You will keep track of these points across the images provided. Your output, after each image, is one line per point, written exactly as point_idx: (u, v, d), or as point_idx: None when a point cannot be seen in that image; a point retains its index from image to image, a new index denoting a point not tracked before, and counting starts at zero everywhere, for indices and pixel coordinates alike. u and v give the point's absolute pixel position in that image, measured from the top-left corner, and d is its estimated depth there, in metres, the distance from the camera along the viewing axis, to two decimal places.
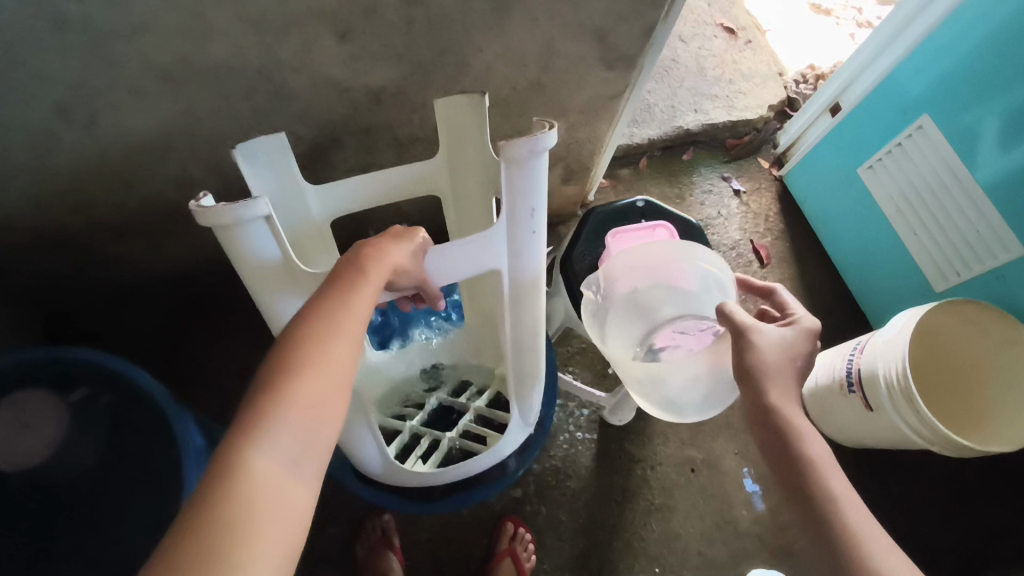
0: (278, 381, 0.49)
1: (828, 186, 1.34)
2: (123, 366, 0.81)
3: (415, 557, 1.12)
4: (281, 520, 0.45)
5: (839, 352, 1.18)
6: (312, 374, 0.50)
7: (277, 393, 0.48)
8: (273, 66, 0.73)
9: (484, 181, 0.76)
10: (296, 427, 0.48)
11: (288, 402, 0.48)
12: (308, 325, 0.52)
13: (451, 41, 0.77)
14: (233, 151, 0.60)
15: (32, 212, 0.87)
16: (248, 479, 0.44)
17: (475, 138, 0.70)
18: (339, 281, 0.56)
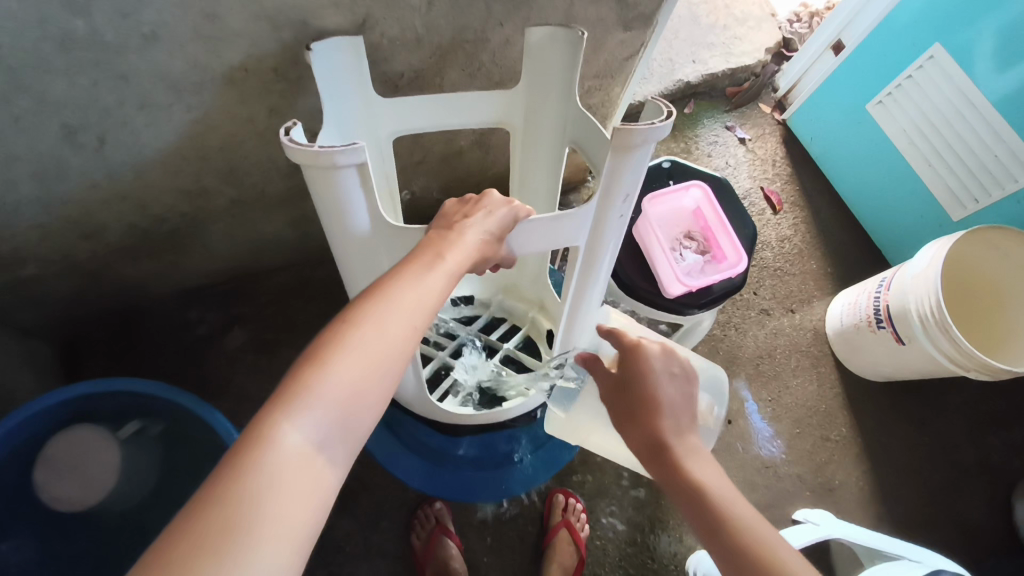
0: (327, 345, 0.48)
1: (833, 127, 1.33)
2: (167, 394, 0.80)
3: (469, 539, 1.11)
4: (304, 496, 0.42)
5: (863, 288, 1.19)
6: (361, 343, 0.48)
7: (321, 358, 0.46)
8: (290, 63, 0.69)
9: (562, 113, 0.78)
10: (335, 393, 0.45)
11: (331, 374, 0.46)
12: (374, 297, 0.52)
13: (472, 17, 0.73)
14: (313, 49, 0.62)
15: (38, 242, 0.82)
16: (278, 442, 0.42)
17: (558, 69, 0.74)
18: (413, 259, 0.56)
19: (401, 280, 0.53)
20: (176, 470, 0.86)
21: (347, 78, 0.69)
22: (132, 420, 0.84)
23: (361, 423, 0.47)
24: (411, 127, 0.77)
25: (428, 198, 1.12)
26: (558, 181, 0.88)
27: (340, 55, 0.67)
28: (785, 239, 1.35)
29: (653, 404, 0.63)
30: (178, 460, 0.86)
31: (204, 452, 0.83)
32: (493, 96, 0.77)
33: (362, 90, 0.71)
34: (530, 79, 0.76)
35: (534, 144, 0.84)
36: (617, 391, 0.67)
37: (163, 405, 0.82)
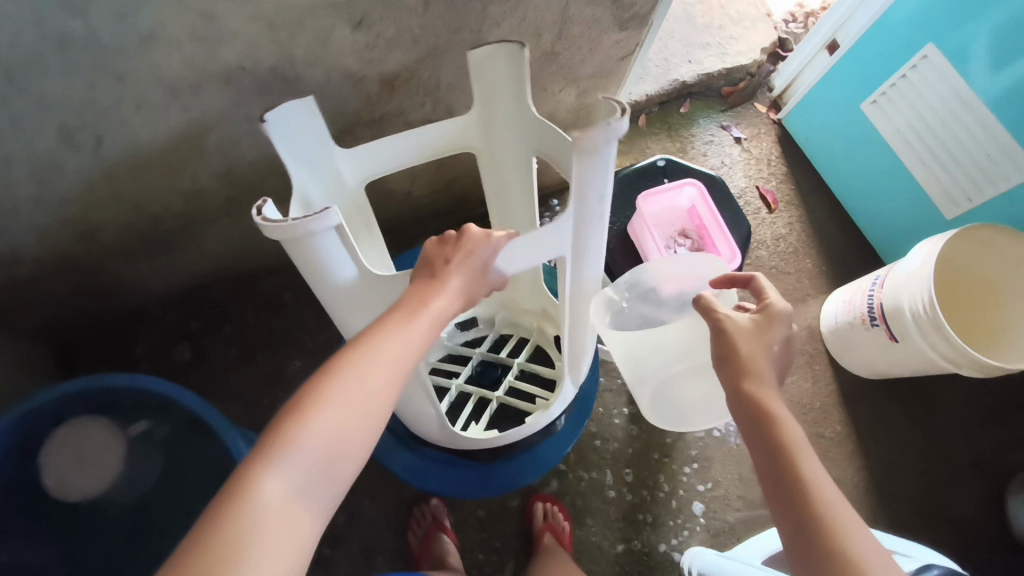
0: (307, 399, 0.48)
1: (827, 127, 1.34)
2: (168, 390, 0.80)
3: (465, 535, 1.12)
4: (283, 548, 0.42)
5: (857, 286, 1.20)
6: (342, 397, 0.49)
7: (302, 409, 0.48)
8: (286, 63, 0.70)
9: (517, 129, 0.77)
10: (316, 445, 0.47)
11: (312, 425, 0.47)
12: (354, 350, 0.53)
13: (467, 17, 0.74)
14: (265, 120, 0.59)
15: (37, 241, 0.83)
16: (262, 495, 0.43)
17: (511, 89, 0.73)
18: (397, 307, 0.57)
19: (384, 329, 0.55)
20: (182, 466, 0.86)
21: (308, 134, 0.67)
22: (140, 418, 0.84)
23: (339, 477, 0.48)
24: (383, 169, 0.76)
25: (424, 198, 1.13)
26: (534, 197, 0.85)
27: (292, 114, 0.64)
28: (780, 238, 1.36)
29: (762, 330, 0.65)
30: (180, 460, 0.86)
31: (202, 449, 0.84)
32: (448, 124, 0.76)
33: (320, 142, 0.69)
34: (481, 105, 0.75)
35: (499, 166, 0.84)
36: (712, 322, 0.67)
37: (167, 403, 0.82)
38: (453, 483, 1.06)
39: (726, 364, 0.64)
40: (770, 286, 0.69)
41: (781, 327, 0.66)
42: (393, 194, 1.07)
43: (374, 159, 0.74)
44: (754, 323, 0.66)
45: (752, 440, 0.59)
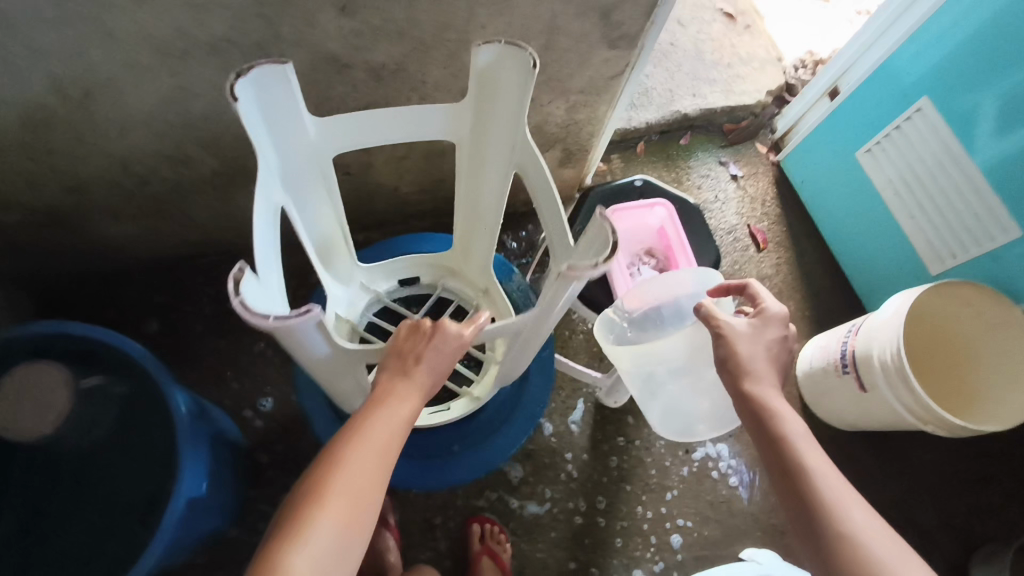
0: (307, 507, 0.55)
1: (823, 170, 1.34)
2: (121, 343, 0.80)
3: (410, 535, 1.11)
4: None
5: (834, 334, 1.18)
6: (337, 499, 0.56)
7: (304, 516, 0.55)
8: (271, 40, 0.72)
9: (506, 137, 0.75)
10: (319, 547, 0.54)
11: (312, 530, 0.54)
12: (342, 452, 0.59)
13: (453, 16, 0.76)
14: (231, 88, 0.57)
15: (24, 187, 0.86)
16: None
17: (509, 94, 0.70)
18: (375, 405, 0.62)
19: (367, 424, 0.61)
20: (130, 422, 0.87)
21: (282, 101, 0.65)
22: (91, 371, 0.85)
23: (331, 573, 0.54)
24: (354, 143, 0.75)
25: (411, 195, 1.15)
26: (501, 209, 0.83)
27: (270, 82, 0.63)
28: (766, 278, 1.35)
29: (762, 331, 0.74)
30: (128, 419, 0.87)
31: (153, 405, 0.85)
32: (434, 114, 0.73)
33: (294, 112, 0.67)
34: (474, 103, 0.73)
35: (478, 167, 0.81)
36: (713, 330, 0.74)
37: (120, 357, 0.83)
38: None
39: (728, 370, 0.72)
40: (765, 292, 0.77)
41: (777, 326, 0.74)
42: (378, 186, 1.09)
43: (343, 136, 0.73)
44: (754, 326, 0.74)
45: (758, 433, 0.70)
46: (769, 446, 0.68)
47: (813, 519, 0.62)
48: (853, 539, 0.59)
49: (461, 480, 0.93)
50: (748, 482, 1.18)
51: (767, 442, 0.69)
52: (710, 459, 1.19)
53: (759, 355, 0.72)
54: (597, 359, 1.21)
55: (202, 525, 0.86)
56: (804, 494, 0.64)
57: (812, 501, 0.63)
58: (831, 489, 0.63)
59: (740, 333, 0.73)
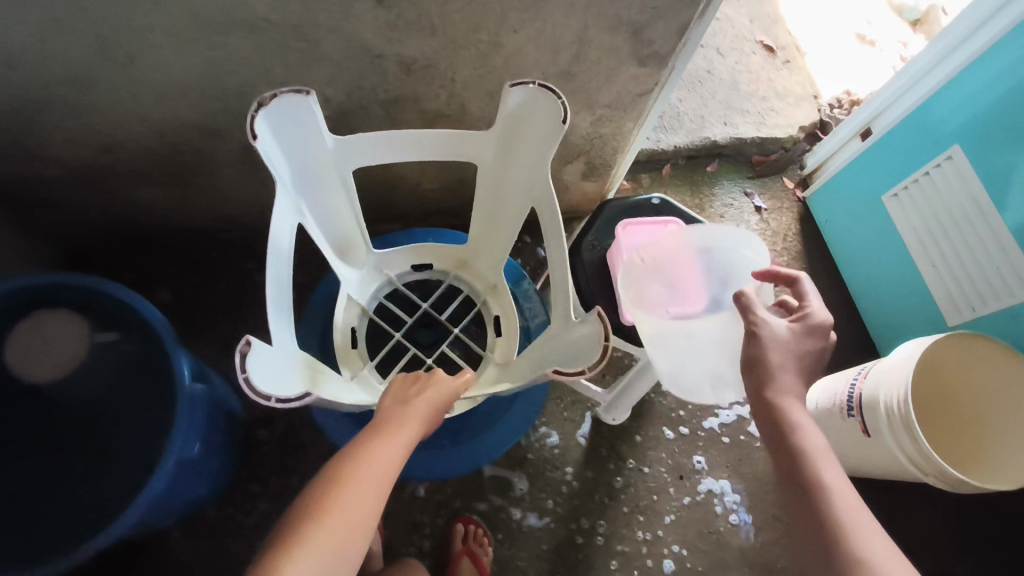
0: (305, 520, 0.55)
1: (848, 211, 1.32)
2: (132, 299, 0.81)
3: (393, 527, 1.11)
4: None
5: (842, 376, 1.16)
6: (334, 513, 0.56)
7: (302, 528, 0.55)
8: (308, 24, 0.75)
9: (529, 167, 0.76)
10: (314, 554, 0.53)
11: (308, 540, 0.54)
12: (342, 471, 0.60)
13: (486, 18, 0.78)
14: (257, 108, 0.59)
15: (63, 144, 0.90)
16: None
17: (538, 135, 0.72)
18: (376, 432, 0.65)
19: (369, 446, 0.62)
20: (135, 380, 0.89)
21: (310, 118, 0.67)
22: (103, 328, 0.86)
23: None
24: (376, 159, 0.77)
25: (432, 192, 1.17)
26: (516, 230, 0.85)
27: (289, 107, 0.65)
28: None
29: (802, 335, 0.73)
30: (136, 377, 0.89)
31: (156, 365, 0.87)
32: (461, 136, 0.75)
33: (314, 131, 0.69)
34: (501, 132, 0.74)
35: (500, 191, 0.82)
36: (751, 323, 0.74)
37: (130, 314, 0.84)
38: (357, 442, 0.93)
39: (756, 374, 0.72)
40: (813, 292, 0.77)
41: (817, 335, 0.74)
42: (401, 179, 1.11)
43: (363, 150, 0.74)
44: (796, 329, 0.74)
45: (777, 440, 0.70)
46: (788, 453, 0.68)
47: (824, 531, 0.62)
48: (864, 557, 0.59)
49: (447, 475, 0.93)
50: (743, 519, 1.15)
51: (787, 448, 0.68)
52: (713, 494, 1.17)
53: (790, 365, 0.72)
54: (599, 374, 1.21)
55: (187, 489, 0.86)
56: (818, 506, 0.63)
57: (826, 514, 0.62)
58: (846, 506, 0.63)
59: (778, 333, 0.73)
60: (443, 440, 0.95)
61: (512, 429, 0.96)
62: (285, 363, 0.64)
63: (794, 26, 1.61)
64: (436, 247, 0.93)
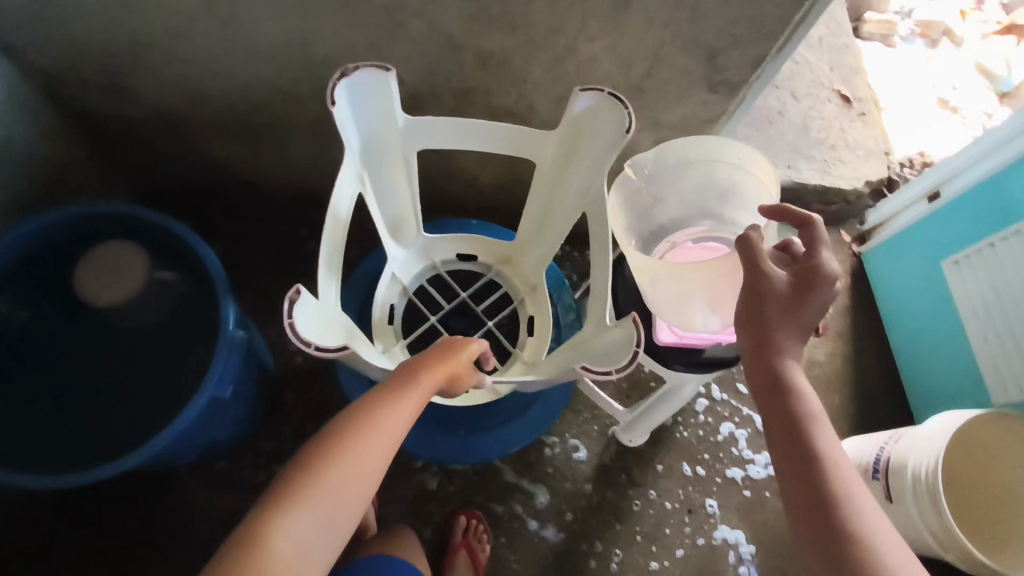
0: (294, 489, 0.52)
1: (904, 272, 1.29)
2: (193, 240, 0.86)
3: (395, 506, 1.12)
4: None
5: (872, 437, 1.12)
6: (327, 486, 0.52)
7: (289, 500, 0.51)
8: (397, 6, 0.79)
9: (585, 174, 0.78)
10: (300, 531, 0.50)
11: (295, 514, 0.50)
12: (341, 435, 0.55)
13: (566, 22, 0.80)
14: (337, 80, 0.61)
15: (155, 88, 0.96)
16: (268, 563, 0.48)
17: (599, 142, 0.74)
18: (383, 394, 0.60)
19: (374, 411, 0.58)
20: (183, 319, 0.94)
21: (384, 97, 0.70)
22: (163, 260, 0.91)
23: (341, 539, 0.53)
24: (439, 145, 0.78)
25: (487, 188, 1.19)
26: (563, 237, 0.86)
27: (369, 81, 0.68)
28: (816, 364, 1.31)
29: (808, 289, 0.65)
30: (184, 315, 0.94)
31: (207, 306, 0.94)
32: (524, 133, 0.77)
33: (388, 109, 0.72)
34: (565, 136, 0.76)
35: (551, 196, 0.84)
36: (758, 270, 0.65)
37: (193, 256, 0.90)
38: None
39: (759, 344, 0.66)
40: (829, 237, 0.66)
41: (825, 287, 0.65)
42: (459, 171, 1.14)
43: (430, 134, 0.76)
44: (803, 286, 0.65)
45: (772, 397, 0.66)
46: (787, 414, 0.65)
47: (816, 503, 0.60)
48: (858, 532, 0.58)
49: (457, 461, 0.94)
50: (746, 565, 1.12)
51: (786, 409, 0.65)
52: (728, 545, 1.14)
53: (790, 326, 0.65)
54: (622, 393, 1.20)
55: (213, 430, 0.90)
56: (814, 475, 0.61)
57: (821, 485, 0.60)
58: (843, 474, 0.61)
59: (781, 296, 0.64)
60: (459, 428, 0.95)
61: (528, 430, 0.96)
62: (325, 317, 0.67)
63: (874, 82, 1.59)
64: (483, 241, 0.92)
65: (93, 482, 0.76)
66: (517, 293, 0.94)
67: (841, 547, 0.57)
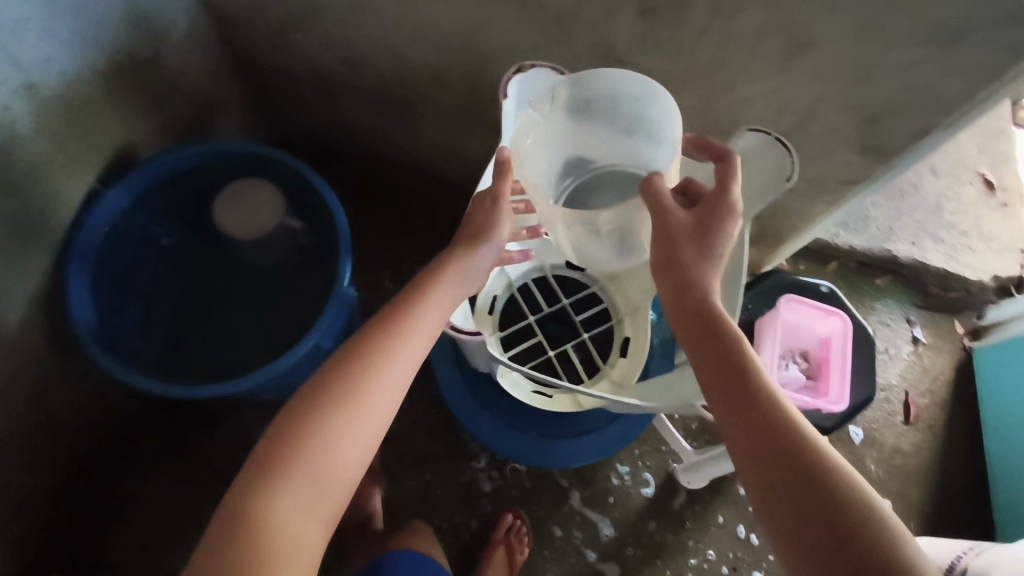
0: (310, 409, 0.58)
1: (1018, 378, 1.19)
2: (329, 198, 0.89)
3: (447, 487, 1.14)
4: (307, 526, 0.54)
5: (950, 545, 1.05)
6: (341, 409, 0.58)
7: (304, 416, 0.57)
8: (568, 14, 0.80)
9: None
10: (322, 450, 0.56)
11: (312, 432, 0.56)
12: (347, 360, 0.61)
13: (731, 59, 0.80)
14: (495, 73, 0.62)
15: (319, 48, 1.02)
16: (287, 476, 0.55)
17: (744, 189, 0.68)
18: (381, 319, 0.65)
19: (376, 335, 0.63)
20: (299, 267, 0.97)
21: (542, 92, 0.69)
22: (294, 210, 0.94)
23: (341, 493, 0.56)
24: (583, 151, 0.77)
25: None
26: None
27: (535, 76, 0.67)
28: (898, 452, 1.24)
29: (719, 220, 0.62)
30: (301, 265, 0.97)
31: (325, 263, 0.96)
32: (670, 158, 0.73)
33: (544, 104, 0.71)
34: None
35: None
36: (667, 208, 0.63)
37: (324, 213, 0.91)
38: (459, 398, 0.97)
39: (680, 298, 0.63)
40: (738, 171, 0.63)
41: (727, 220, 0.62)
42: None
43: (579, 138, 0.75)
44: (704, 219, 0.63)
45: (721, 362, 0.59)
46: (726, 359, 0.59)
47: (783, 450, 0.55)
48: (836, 481, 0.53)
49: (523, 459, 0.95)
50: None
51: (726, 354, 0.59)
52: None
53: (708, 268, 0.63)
54: (691, 433, 1.18)
55: (305, 377, 0.95)
56: (769, 420, 0.56)
57: (782, 428, 0.56)
58: (794, 409, 0.57)
59: (686, 231, 0.62)
60: (531, 430, 0.96)
61: (598, 447, 0.95)
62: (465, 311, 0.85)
63: None
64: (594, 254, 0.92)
65: (198, 397, 0.81)
66: (617, 311, 0.94)
67: (829, 511, 0.52)
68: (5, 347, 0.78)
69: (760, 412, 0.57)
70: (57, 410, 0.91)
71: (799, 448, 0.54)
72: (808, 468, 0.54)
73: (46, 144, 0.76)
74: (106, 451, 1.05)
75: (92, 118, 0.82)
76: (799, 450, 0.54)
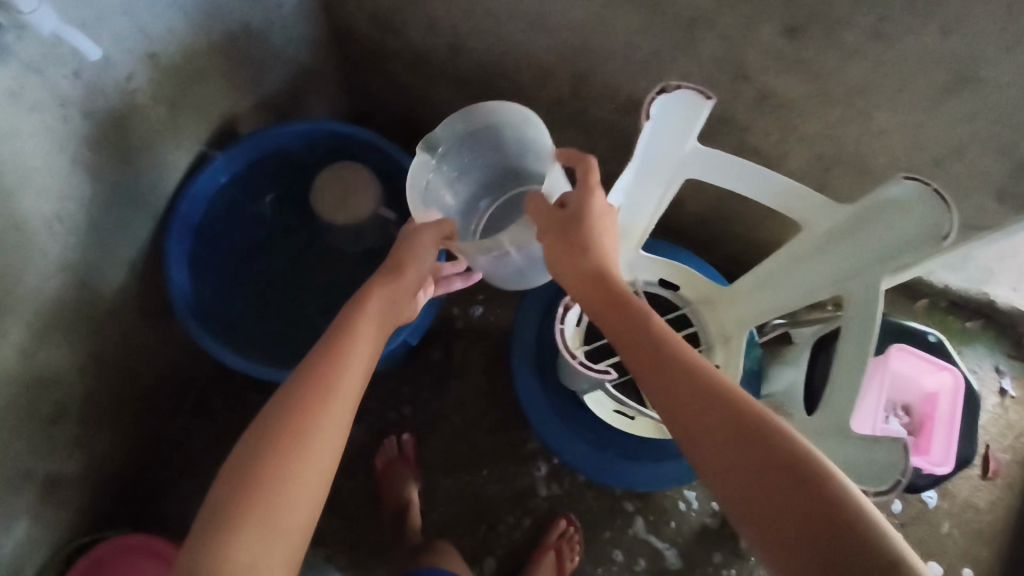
0: (266, 426, 0.53)
1: None
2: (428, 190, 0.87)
3: (501, 486, 1.13)
4: (272, 543, 0.48)
5: None
6: (290, 412, 0.54)
7: (254, 431, 0.53)
8: (703, 24, 0.75)
9: (848, 259, 0.66)
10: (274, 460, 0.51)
11: (266, 444, 0.52)
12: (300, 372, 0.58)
13: (876, 88, 0.74)
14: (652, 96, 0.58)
15: (423, 31, 0.98)
16: (242, 490, 0.49)
17: (886, 231, 0.62)
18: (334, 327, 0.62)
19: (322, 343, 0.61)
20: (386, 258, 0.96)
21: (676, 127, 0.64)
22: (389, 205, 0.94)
23: (304, 508, 0.50)
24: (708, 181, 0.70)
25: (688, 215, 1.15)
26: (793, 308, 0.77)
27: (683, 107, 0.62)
28: (972, 506, 1.18)
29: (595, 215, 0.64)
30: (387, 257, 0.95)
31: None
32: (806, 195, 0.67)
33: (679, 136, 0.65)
34: (853, 211, 0.64)
35: (798, 262, 0.73)
36: (545, 217, 0.65)
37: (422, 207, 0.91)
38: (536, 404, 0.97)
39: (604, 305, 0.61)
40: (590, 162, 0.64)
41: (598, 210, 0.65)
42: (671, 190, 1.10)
43: (707, 168, 0.69)
44: (584, 215, 0.64)
45: (675, 378, 0.54)
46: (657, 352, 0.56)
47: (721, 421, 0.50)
48: (830, 483, 0.45)
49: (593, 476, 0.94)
50: None
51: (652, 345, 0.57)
52: None
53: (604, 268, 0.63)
54: None
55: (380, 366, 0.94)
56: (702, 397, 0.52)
57: (722, 404, 0.51)
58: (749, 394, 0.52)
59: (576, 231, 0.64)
60: (603, 446, 0.95)
61: (671, 472, 0.94)
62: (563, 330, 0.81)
63: None
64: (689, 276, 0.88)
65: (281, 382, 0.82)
66: (707, 336, 0.91)
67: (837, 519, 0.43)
68: (100, 311, 0.79)
69: (733, 429, 0.49)
70: (137, 372, 0.92)
71: (776, 449, 0.47)
72: (801, 475, 0.45)
73: (158, 115, 0.74)
74: (174, 413, 1.07)
75: (201, 89, 0.80)
76: (782, 454, 0.47)
